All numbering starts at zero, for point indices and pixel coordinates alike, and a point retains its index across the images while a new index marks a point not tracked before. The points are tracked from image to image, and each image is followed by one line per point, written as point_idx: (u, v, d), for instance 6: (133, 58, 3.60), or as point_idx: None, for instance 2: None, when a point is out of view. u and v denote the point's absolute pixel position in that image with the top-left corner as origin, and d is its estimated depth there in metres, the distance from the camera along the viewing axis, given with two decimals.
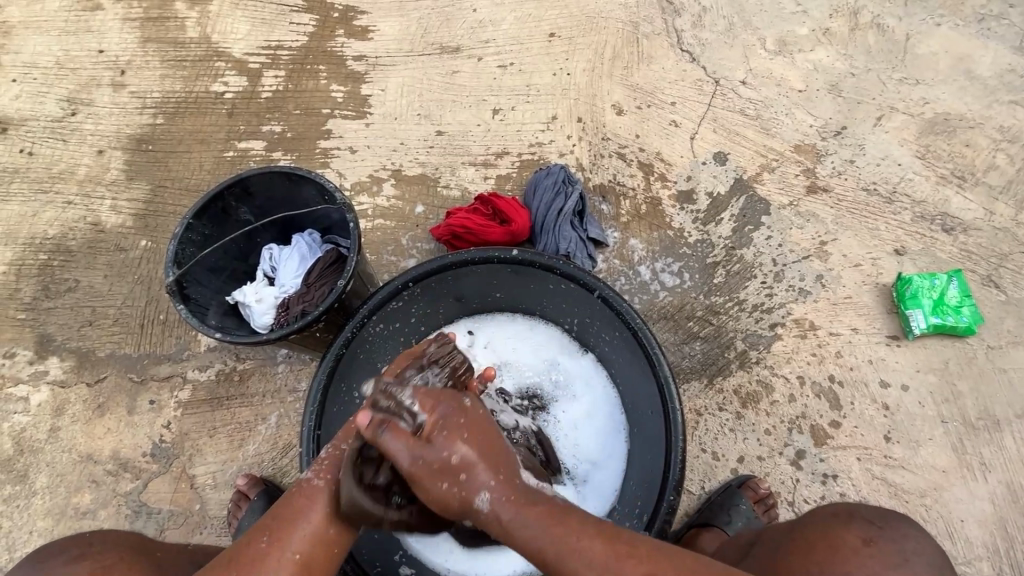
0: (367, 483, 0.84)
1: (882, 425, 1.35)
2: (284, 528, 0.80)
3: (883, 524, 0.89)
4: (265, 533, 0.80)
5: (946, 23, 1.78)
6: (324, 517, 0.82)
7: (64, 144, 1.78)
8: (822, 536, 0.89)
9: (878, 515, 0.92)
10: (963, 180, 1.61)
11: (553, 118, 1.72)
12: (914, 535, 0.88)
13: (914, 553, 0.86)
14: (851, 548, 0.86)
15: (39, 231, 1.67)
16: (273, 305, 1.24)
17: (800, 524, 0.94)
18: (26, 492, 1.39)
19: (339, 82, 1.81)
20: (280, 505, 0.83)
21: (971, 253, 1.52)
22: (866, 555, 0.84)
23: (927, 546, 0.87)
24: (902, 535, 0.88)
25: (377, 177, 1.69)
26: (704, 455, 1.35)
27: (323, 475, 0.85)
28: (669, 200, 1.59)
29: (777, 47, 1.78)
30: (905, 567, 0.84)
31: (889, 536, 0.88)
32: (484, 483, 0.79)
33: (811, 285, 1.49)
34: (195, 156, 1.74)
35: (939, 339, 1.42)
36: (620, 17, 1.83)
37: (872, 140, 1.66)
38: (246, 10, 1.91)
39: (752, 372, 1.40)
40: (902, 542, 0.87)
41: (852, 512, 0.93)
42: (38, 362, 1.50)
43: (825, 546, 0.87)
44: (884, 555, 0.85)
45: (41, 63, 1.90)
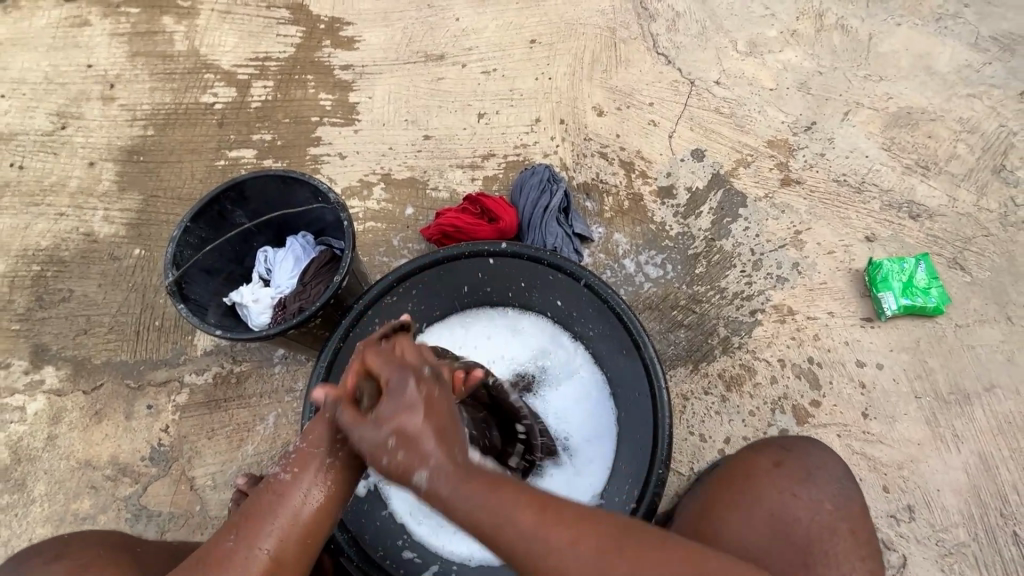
0: (326, 451, 0.76)
1: (860, 403, 1.42)
2: (251, 526, 0.72)
3: (791, 447, 1.00)
4: (234, 530, 0.73)
5: (905, 23, 1.88)
6: (294, 501, 0.74)
7: (55, 158, 1.80)
8: (741, 466, 0.98)
9: (791, 441, 1.02)
10: (927, 170, 1.69)
11: (537, 121, 1.78)
12: (818, 452, 1.00)
13: (819, 468, 0.97)
14: (763, 470, 0.96)
15: (31, 243, 1.68)
16: (270, 304, 1.28)
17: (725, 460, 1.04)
18: (25, 501, 1.40)
19: (327, 90, 1.86)
20: (245, 504, 0.75)
21: (937, 238, 1.60)
22: (774, 475, 0.95)
23: (830, 463, 0.98)
24: (808, 453, 0.99)
25: (368, 182, 1.74)
26: (692, 437, 1.40)
27: (281, 462, 0.77)
28: (651, 196, 1.66)
29: (748, 48, 1.87)
30: (810, 480, 0.95)
31: (796, 454, 0.98)
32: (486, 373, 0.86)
33: (788, 272, 1.56)
34: (187, 165, 1.77)
35: (909, 319, 1.49)
36: (598, 24, 1.91)
37: (841, 134, 1.75)
38: (234, 24, 1.96)
39: (734, 357, 1.46)
40: (807, 459, 0.98)
41: (768, 442, 1.03)
42: (33, 372, 1.51)
43: (741, 470, 0.98)
44: (792, 471, 0.96)
45: (30, 79, 1.93)
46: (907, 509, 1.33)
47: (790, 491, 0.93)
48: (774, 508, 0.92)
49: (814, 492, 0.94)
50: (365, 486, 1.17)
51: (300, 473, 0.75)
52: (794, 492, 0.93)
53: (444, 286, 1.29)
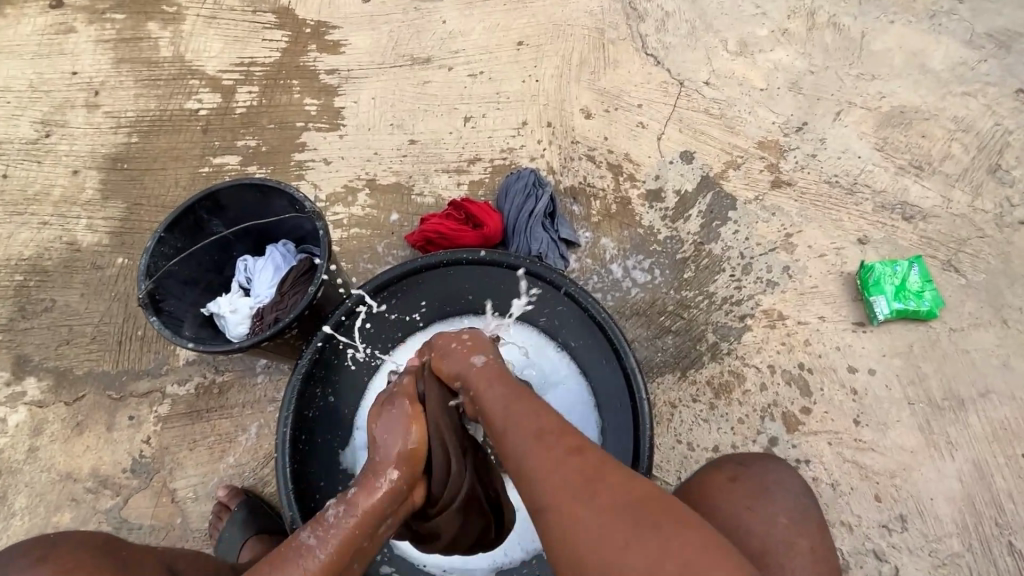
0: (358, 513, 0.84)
1: (852, 409, 1.39)
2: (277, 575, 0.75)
3: (750, 462, 0.98)
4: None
5: (898, 20, 1.85)
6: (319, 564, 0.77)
7: (39, 166, 1.79)
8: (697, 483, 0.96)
9: (748, 457, 1.00)
10: (921, 170, 1.66)
11: (524, 124, 1.76)
12: (775, 468, 0.97)
13: (776, 483, 0.95)
14: (718, 487, 0.94)
15: (14, 252, 1.67)
16: (248, 315, 1.26)
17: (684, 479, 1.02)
18: (5, 514, 1.38)
19: (312, 95, 1.84)
20: (270, 558, 0.78)
21: (931, 239, 1.57)
22: (729, 491, 0.93)
23: (785, 477, 0.96)
24: (766, 468, 0.97)
25: (353, 187, 1.72)
26: (680, 446, 1.37)
27: (315, 532, 0.80)
28: (639, 199, 1.63)
29: (738, 48, 1.84)
30: (765, 495, 0.92)
31: (754, 470, 0.97)
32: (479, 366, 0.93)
33: (778, 276, 1.53)
34: (171, 172, 1.76)
35: (902, 323, 1.46)
36: (586, 24, 1.88)
37: (833, 134, 1.72)
38: (220, 29, 1.94)
39: (723, 364, 1.43)
40: (765, 475, 0.96)
41: (724, 458, 1.01)
42: (15, 383, 1.50)
43: (697, 488, 0.96)
44: (748, 486, 0.93)
45: (14, 87, 1.92)
46: (899, 519, 1.30)
47: (744, 507, 0.91)
48: (729, 525, 0.89)
49: (772, 508, 0.91)
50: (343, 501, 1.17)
51: (335, 543, 0.80)
52: (749, 509, 0.90)
53: (425, 293, 1.27)
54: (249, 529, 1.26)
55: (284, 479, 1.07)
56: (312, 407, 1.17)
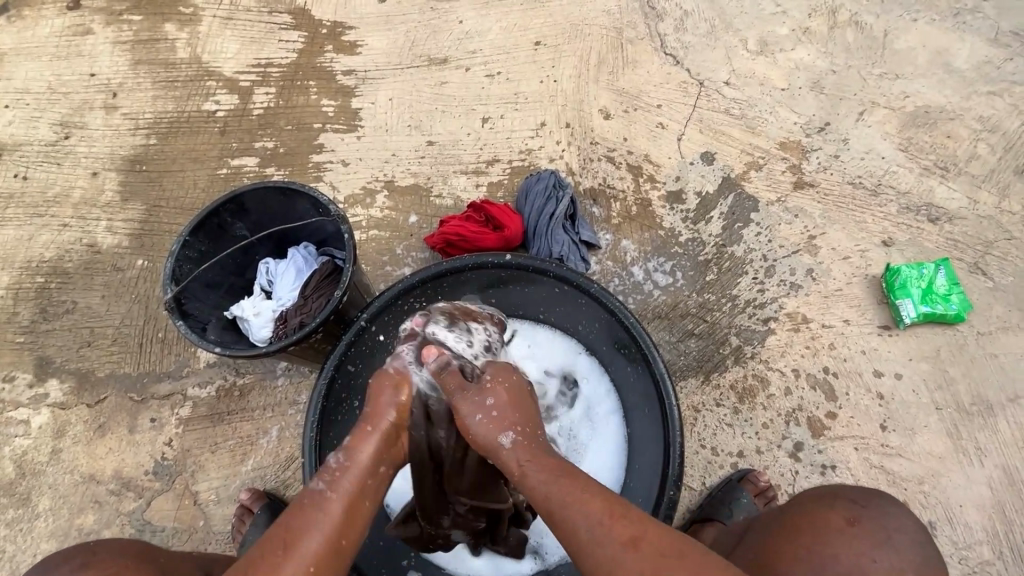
0: (366, 472, 0.82)
1: (878, 415, 1.37)
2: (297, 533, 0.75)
3: (865, 501, 0.92)
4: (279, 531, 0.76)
5: (922, 18, 1.82)
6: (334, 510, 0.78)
7: (58, 168, 1.79)
8: (808, 518, 0.92)
9: (862, 493, 0.94)
10: (946, 171, 1.64)
11: (542, 125, 1.74)
12: (893, 511, 0.91)
13: (897, 530, 0.89)
14: (839, 530, 0.89)
15: (35, 254, 1.68)
16: (271, 318, 1.25)
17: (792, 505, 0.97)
18: (29, 515, 1.39)
19: (329, 97, 1.83)
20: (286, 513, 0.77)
21: (957, 241, 1.55)
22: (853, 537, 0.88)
23: (905, 522, 0.89)
24: (884, 513, 0.90)
25: (370, 189, 1.71)
26: (703, 451, 1.36)
27: (323, 478, 0.80)
28: (659, 201, 1.62)
29: (758, 47, 1.82)
30: (890, 545, 0.87)
31: (871, 513, 0.91)
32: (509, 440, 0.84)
33: (802, 279, 1.51)
34: (189, 174, 1.76)
35: (929, 327, 1.44)
36: (604, 24, 1.87)
37: (857, 135, 1.69)
38: (236, 30, 1.94)
39: (747, 368, 1.41)
40: (884, 519, 0.90)
41: (835, 492, 0.96)
42: (37, 385, 1.51)
43: (810, 526, 0.91)
44: (869, 534, 0.88)
45: (33, 89, 1.92)
46: (928, 526, 1.28)
47: (866, 555, 0.86)
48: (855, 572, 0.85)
49: (896, 561, 0.86)
50: None
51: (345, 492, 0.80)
52: (871, 556, 0.86)
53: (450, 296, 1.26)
54: None
55: (310, 484, 1.06)
56: (338, 410, 1.17)
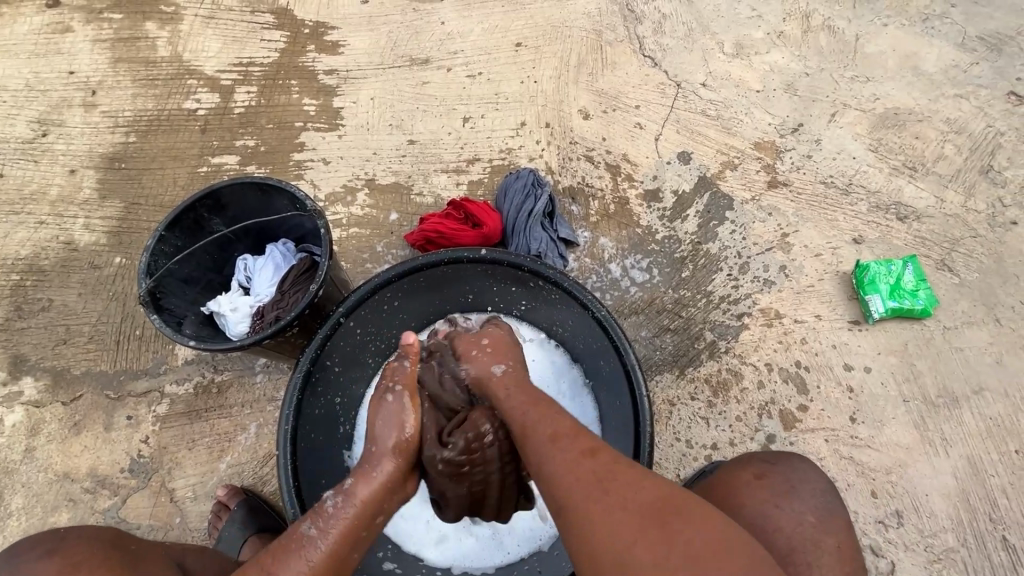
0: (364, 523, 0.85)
1: (848, 407, 1.40)
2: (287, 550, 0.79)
3: (774, 459, 1.00)
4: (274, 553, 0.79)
5: (892, 23, 1.88)
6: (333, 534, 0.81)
7: (35, 165, 1.78)
8: (724, 477, 0.99)
9: (774, 455, 1.03)
10: (915, 171, 1.68)
11: (522, 124, 1.77)
12: (799, 465, 0.99)
13: (801, 480, 0.96)
14: (747, 483, 0.96)
15: (11, 251, 1.66)
16: (248, 313, 1.26)
17: (712, 475, 1.03)
18: (2, 514, 1.37)
19: (311, 96, 1.84)
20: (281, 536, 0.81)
21: (925, 239, 1.59)
22: (757, 488, 0.94)
23: (808, 474, 0.98)
24: (793, 467, 0.98)
25: (351, 187, 1.72)
26: (678, 444, 1.38)
27: (316, 523, 0.81)
28: (637, 199, 1.64)
29: (734, 50, 1.86)
30: (794, 493, 0.94)
31: (780, 468, 0.98)
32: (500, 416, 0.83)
33: (775, 275, 1.54)
34: (169, 172, 1.76)
35: (897, 322, 1.47)
36: (584, 26, 1.90)
37: (829, 136, 1.74)
38: (218, 29, 1.95)
39: (721, 362, 1.44)
40: (789, 472, 0.98)
41: (750, 456, 1.03)
42: (11, 383, 1.49)
43: (723, 484, 0.98)
44: (775, 483, 0.95)
45: (10, 86, 1.91)
46: (895, 514, 1.31)
47: (773, 503, 0.92)
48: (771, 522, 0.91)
49: (799, 505, 0.93)
50: None
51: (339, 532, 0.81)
52: (779, 505, 0.92)
53: (426, 290, 1.27)
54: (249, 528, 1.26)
55: (285, 478, 1.06)
56: (315, 404, 1.17)
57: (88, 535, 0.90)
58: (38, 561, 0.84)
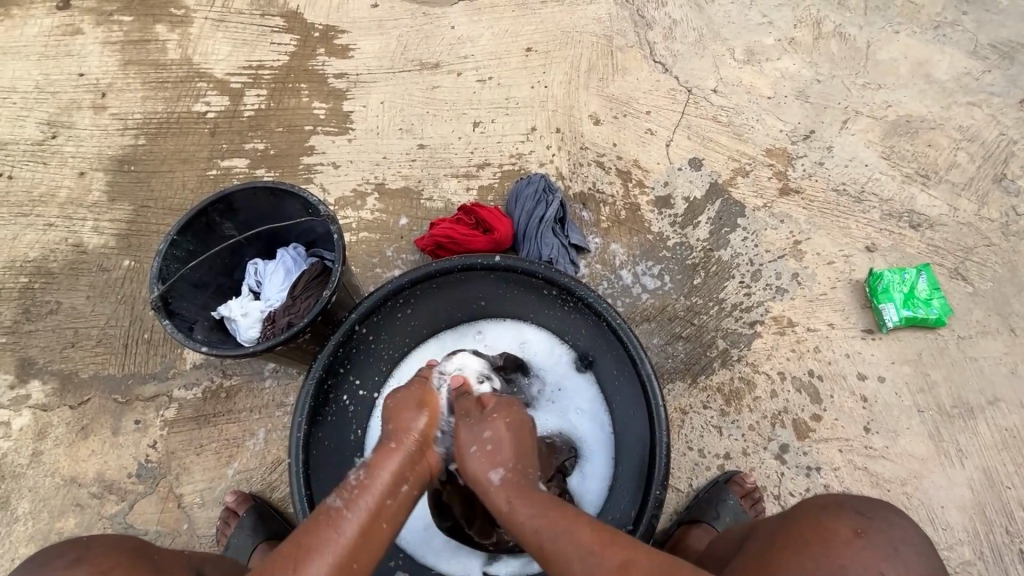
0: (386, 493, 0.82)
1: (862, 417, 1.39)
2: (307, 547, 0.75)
3: (871, 513, 0.88)
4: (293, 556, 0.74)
5: (904, 31, 1.87)
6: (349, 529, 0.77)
7: (44, 167, 1.78)
8: (814, 527, 0.87)
9: (867, 506, 0.91)
10: (927, 179, 1.67)
11: (533, 129, 1.76)
12: (899, 520, 0.87)
13: (904, 540, 0.85)
14: (844, 542, 0.84)
15: (19, 254, 1.65)
16: (258, 319, 1.25)
17: (792, 516, 0.93)
18: (8, 519, 1.36)
19: (320, 99, 1.84)
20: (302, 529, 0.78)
21: (938, 248, 1.58)
22: (856, 546, 0.83)
23: (912, 533, 0.85)
24: (891, 523, 0.86)
25: (361, 191, 1.71)
26: (691, 453, 1.37)
27: (342, 495, 0.80)
28: (648, 205, 1.64)
29: (745, 56, 1.86)
30: (898, 556, 0.82)
31: (879, 525, 0.86)
32: (497, 476, 0.85)
33: (787, 283, 1.53)
34: (178, 175, 1.75)
35: (911, 331, 1.46)
36: (594, 31, 1.89)
37: (841, 143, 1.73)
38: (228, 31, 1.95)
39: (733, 370, 1.43)
40: (890, 528, 0.86)
41: (841, 501, 0.92)
42: (19, 387, 1.48)
43: (817, 536, 0.86)
44: (876, 544, 0.83)
45: (20, 88, 1.91)
46: None
47: (876, 568, 0.81)
48: None
49: (903, 572, 0.81)
50: None
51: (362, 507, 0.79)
52: (882, 571, 0.81)
53: (438, 298, 1.26)
54: (258, 535, 1.25)
55: (297, 486, 1.05)
56: (329, 412, 1.17)
57: (110, 544, 0.89)
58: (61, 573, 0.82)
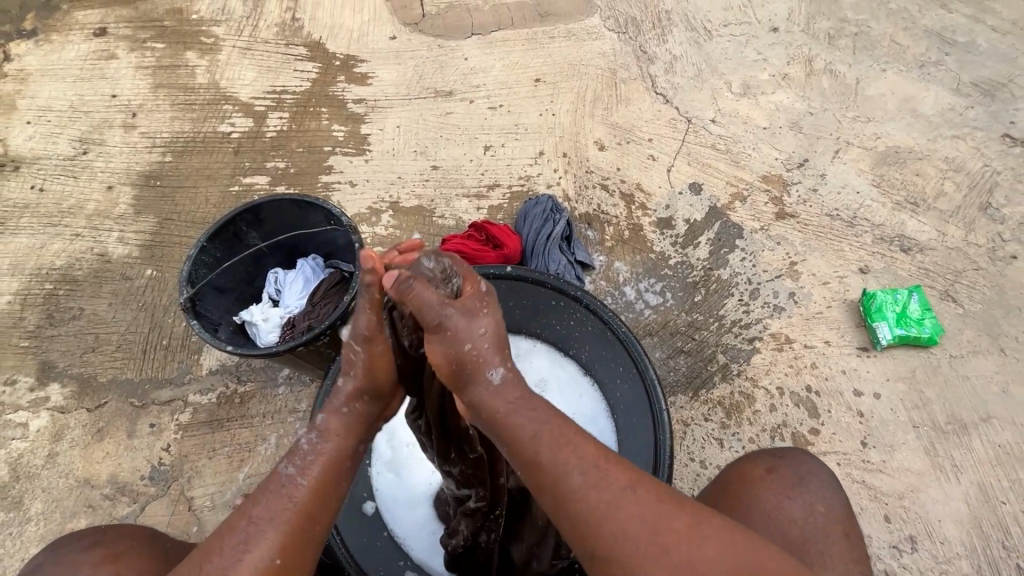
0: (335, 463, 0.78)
1: (859, 432, 1.43)
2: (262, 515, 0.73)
3: (782, 454, 0.98)
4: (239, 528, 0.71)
5: (890, 69, 2.00)
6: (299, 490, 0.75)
7: (74, 181, 1.86)
8: (735, 470, 0.98)
9: (782, 449, 1.01)
10: (916, 206, 1.76)
11: (541, 154, 1.86)
12: (810, 460, 0.98)
13: (810, 473, 0.95)
14: (760, 478, 0.94)
15: (46, 262, 1.72)
16: (279, 323, 1.31)
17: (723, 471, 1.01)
18: (21, 519, 1.38)
19: (339, 122, 1.94)
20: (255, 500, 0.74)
21: (929, 271, 1.65)
22: (769, 484, 0.93)
23: (822, 468, 0.97)
24: (801, 462, 0.97)
25: (376, 208, 1.79)
26: (692, 464, 1.40)
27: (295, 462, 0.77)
28: (650, 226, 1.71)
29: (742, 89, 1.97)
30: (805, 487, 0.93)
31: (789, 463, 0.96)
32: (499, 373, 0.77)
33: (785, 302, 1.59)
34: (202, 191, 1.83)
35: (905, 349, 1.51)
36: (599, 65, 2.02)
37: (834, 171, 1.82)
38: (254, 59, 2.07)
39: (733, 384, 1.47)
40: (799, 466, 0.96)
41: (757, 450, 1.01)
42: (39, 389, 1.52)
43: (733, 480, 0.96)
44: (785, 478, 0.94)
45: (55, 107, 2.02)
46: (909, 540, 1.32)
47: (785, 496, 0.92)
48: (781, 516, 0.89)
49: (813, 501, 0.91)
50: (372, 506, 1.21)
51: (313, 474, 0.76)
52: (789, 497, 0.91)
53: None
54: None
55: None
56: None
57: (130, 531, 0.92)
58: (82, 552, 0.86)
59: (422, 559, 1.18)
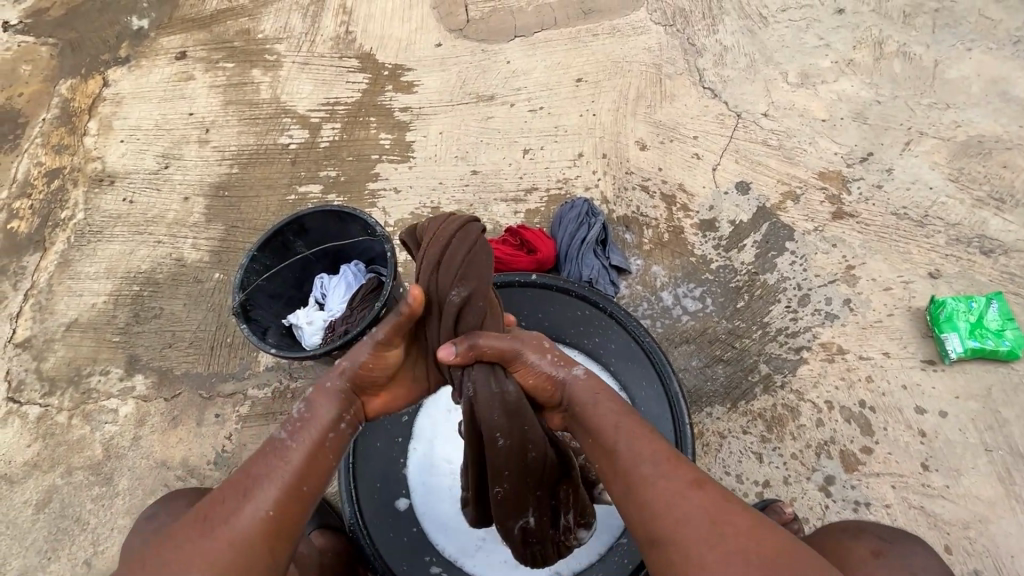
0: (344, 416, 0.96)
1: (919, 452, 1.31)
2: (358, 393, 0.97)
3: (891, 539, 0.98)
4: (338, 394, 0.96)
5: (977, 48, 1.79)
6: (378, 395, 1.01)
7: (158, 193, 2.08)
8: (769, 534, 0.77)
9: (891, 534, 1.01)
10: (1002, 203, 1.58)
11: (579, 155, 1.84)
12: (920, 551, 0.97)
13: (919, 566, 0.93)
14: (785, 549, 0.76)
15: (134, 266, 1.94)
16: (322, 326, 1.40)
17: None
18: (111, 493, 1.59)
19: (386, 130, 2.03)
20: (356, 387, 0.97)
21: (1013, 275, 1.48)
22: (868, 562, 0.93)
23: (931, 563, 0.95)
24: (910, 550, 0.96)
25: (418, 214, 1.87)
26: (728, 478, 1.35)
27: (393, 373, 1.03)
28: (691, 228, 1.65)
29: (799, 79, 1.84)
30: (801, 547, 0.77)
31: (898, 549, 0.96)
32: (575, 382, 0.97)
33: (838, 309, 1.48)
34: (263, 200, 1.99)
35: (980, 364, 1.37)
36: (644, 61, 1.96)
37: (902, 165, 1.66)
38: (311, 73, 2.20)
39: (776, 396, 1.40)
40: (906, 555, 0.95)
41: (864, 529, 1.03)
42: (126, 379, 1.73)
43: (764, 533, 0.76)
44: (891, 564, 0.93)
45: (143, 126, 2.26)
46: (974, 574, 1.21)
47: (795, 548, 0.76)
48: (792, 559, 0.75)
49: None
50: (406, 502, 1.29)
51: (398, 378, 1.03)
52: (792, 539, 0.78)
53: None
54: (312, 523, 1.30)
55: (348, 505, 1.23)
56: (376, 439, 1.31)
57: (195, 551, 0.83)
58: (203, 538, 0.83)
59: (451, 552, 1.26)
